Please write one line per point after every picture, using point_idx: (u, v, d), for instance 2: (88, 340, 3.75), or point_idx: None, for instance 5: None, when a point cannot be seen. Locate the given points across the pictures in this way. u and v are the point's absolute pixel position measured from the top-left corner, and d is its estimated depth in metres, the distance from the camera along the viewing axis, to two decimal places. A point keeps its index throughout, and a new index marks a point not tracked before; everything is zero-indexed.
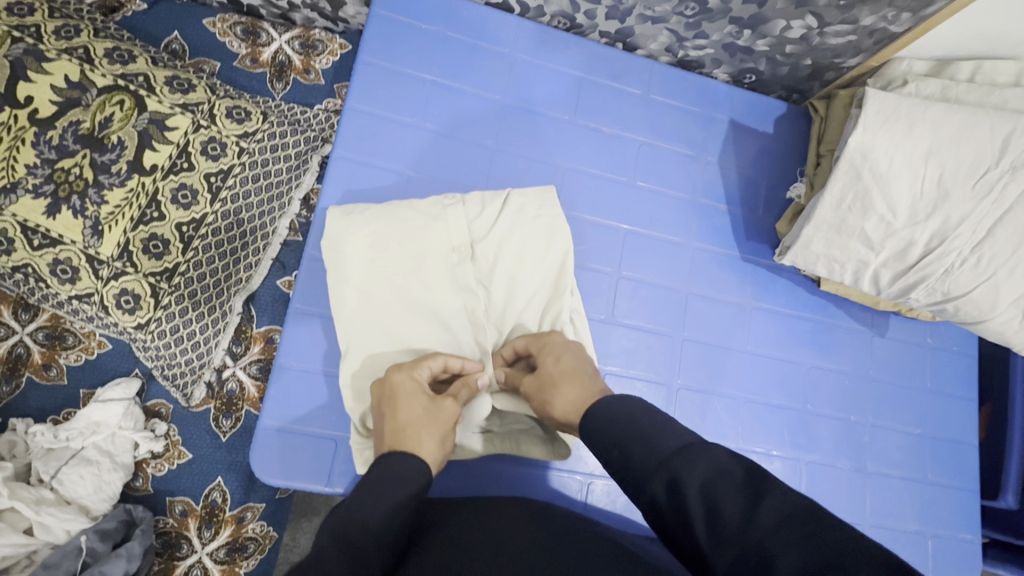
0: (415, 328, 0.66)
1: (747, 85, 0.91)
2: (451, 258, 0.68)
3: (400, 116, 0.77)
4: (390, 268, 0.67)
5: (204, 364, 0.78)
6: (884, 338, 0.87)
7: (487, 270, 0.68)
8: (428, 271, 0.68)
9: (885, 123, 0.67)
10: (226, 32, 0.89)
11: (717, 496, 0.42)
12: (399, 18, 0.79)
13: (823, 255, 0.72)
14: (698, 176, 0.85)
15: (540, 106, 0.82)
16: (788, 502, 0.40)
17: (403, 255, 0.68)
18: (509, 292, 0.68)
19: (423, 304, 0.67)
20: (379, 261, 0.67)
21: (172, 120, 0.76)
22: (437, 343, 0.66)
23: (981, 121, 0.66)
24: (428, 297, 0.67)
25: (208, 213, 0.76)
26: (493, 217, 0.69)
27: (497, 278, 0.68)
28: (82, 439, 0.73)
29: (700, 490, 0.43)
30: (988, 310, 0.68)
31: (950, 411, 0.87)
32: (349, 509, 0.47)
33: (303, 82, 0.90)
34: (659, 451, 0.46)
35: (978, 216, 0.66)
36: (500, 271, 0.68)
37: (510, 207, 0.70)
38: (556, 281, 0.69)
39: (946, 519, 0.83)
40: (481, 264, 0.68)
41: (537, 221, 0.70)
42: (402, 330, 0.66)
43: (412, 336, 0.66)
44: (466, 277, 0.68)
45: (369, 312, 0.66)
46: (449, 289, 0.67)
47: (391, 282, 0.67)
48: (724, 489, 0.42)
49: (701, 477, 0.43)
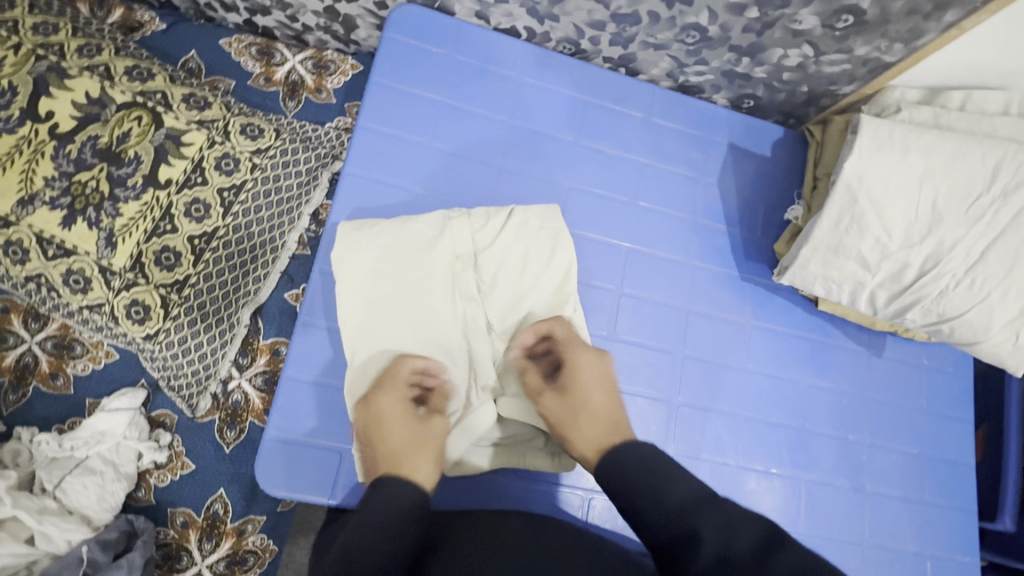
0: (418, 338, 0.67)
1: (746, 110, 0.93)
2: (455, 269, 0.69)
3: (409, 135, 0.79)
4: (396, 277, 0.68)
5: (211, 375, 0.78)
6: (881, 358, 0.89)
7: (491, 281, 0.70)
8: (433, 282, 0.69)
9: (880, 148, 0.69)
10: (241, 52, 0.92)
11: (731, 551, 0.45)
12: (410, 41, 0.82)
13: (820, 276, 0.74)
14: (698, 197, 0.87)
15: (546, 127, 0.84)
16: (799, 558, 0.44)
17: (408, 265, 0.69)
18: (510, 303, 0.69)
19: (427, 313, 0.68)
20: (384, 271, 0.68)
21: (188, 136, 0.77)
22: (440, 352, 0.67)
23: (972, 148, 0.68)
24: (432, 308, 0.68)
25: (219, 227, 0.78)
26: (496, 230, 0.71)
27: (501, 290, 0.69)
28: (87, 448, 0.74)
29: (716, 542, 0.46)
30: (982, 332, 0.69)
31: (947, 432, 0.88)
32: (360, 532, 0.48)
33: (315, 100, 0.93)
34: (670, 500, 0.49)
35: (971, 239, 0.68)
36: (504, 282, 0.70)
37: (514, 221, 0.71)
38: (559, 292, 0.70)
39: (945, 540, 0.83)
40: (482, 274, 0.70)
41: (539, 235, 0.71)
42: (407, 339, 0.67)
43: (416, 345, 0.67)
44: (469, 288, 0.69)
45: (375, 322, 0.67)
46: (451, 299, 0.69)
47: (396, 291, 0.68)
48: (738, 539, 0.46)
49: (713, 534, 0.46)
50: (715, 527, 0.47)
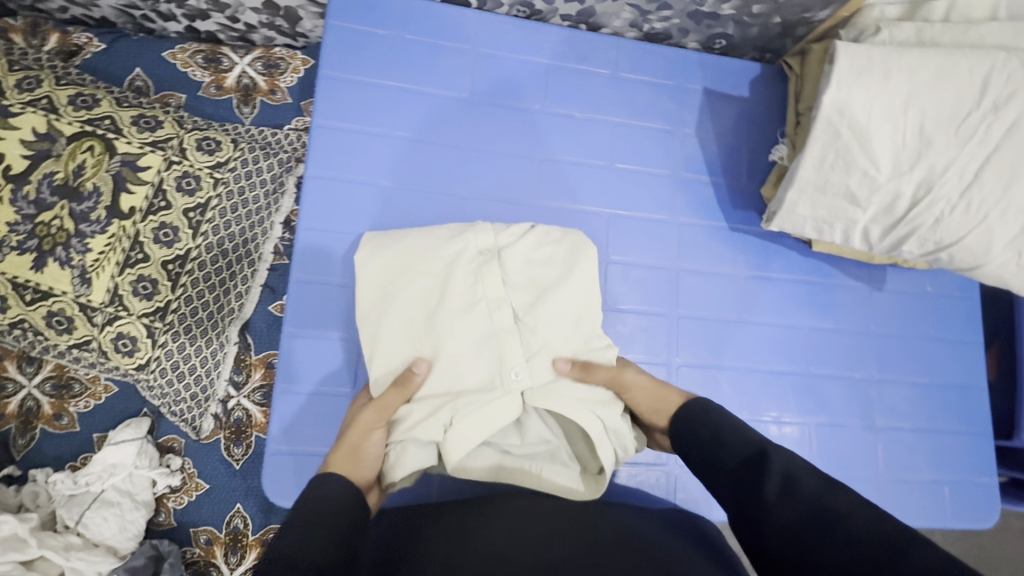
0: (436, 335, 0.62)
1: (719, 50, 0.89)
2: (478, 264, 0.65)
3: (368, 126, 0.76)
4: (418, 276, 0.65)
5: (209, 397, 0.79)
6: (883, 291, 0.86)
7: (513, 278, 0.65)
8: (452, 281, 0.64)
9: (859, 75, 0.64)
10: (187, 62, 0.88)
11: (795, 479, 0.49)
12: (355, 27, 0.78)
13: (810, 217, 0.71)
14: (676, 150, 0.84)
15: (514, 100, 0.81)
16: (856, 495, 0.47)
17: (429, 263, 0.65)
18: (539, 303, 0.64)
19: (450, 311, 0.63)
20: (389, 268, 0.65)
21: (144, 159, 0.75)
22: (466, 353, 0.62)
23: (958, 62, 0.64)
24: (451, 304, 0.64)
25: (191, 248, 0.76)
26: (518, 230, 0.67)
27: (527, 289, 0.65)
28: (101, 482, 0.75)
29: (782, 472, 0.50)
30: (982, 255, 0.66)
31: (958, 357, 0.86)
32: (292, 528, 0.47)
33: (270, 103, 0.90)
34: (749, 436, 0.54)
35: (963, 159, 0.64)
36: (530, 283, 0.65)
37: (538, 228, 0.68)
38: (584, 298, 0.66)
39: (961, 464, 0.83)
40: (508, 271, 0.65)
41: (561, 242, 0.67)
42: (426, 338, 0.63)
43: (439, 345, 0.62)
44: (495, 284, 0.64)
45: (390, 313, 0.63)
46: (473, 298, 0.64)
47: (417, 289, 0.64)
48: (802, 472, 0.49)
49: (779, 470, 0.50)
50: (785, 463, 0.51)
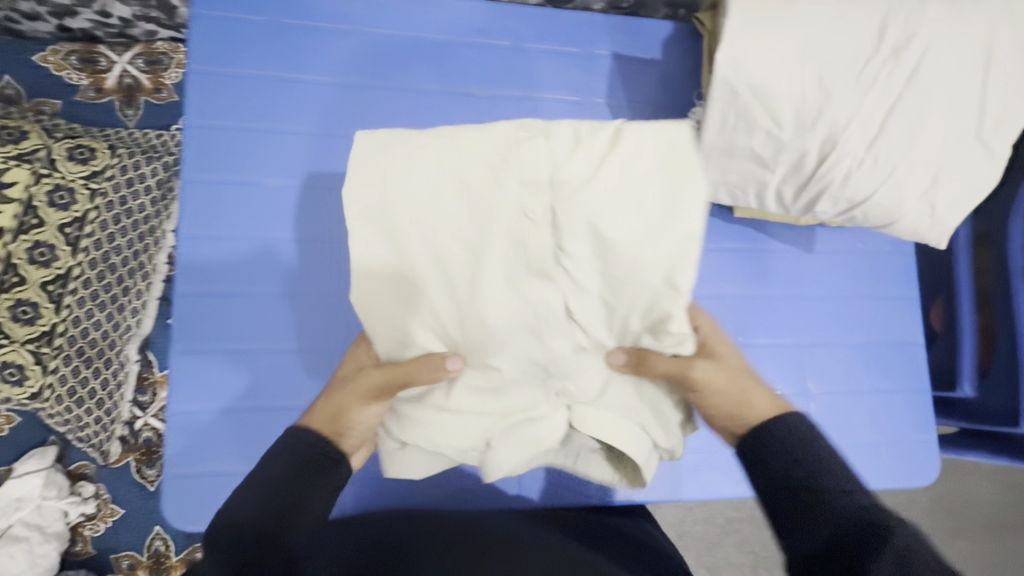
0: (463, 305, 0.50)
1: (628, 11, 0.84)
2: (525, 211, 0.48)
3: (254, 122, 0.71)
4: (445, 220, 0.48)
5: (115, 419, 0.77)
6: (813, 253, 0.84)
7: (574, 229, 0.48)
8: (493, 229, 0.49)
9: (751, 28, 0.59)
10: (62, 65, 0.83)
11: (910, 572, 0.38)
12: (227, 14, 0.72)
13: (719, 184, 0.67)
14: (587, 122, 0.79)
15: (405, 81, 0.75)
16: None
17: (463, 206, 0.48)
18: (609, 273, 0.49)
19: (478, 275, 0.49)
20: (426, 212, 0.48)
21: (6, 174, 0.64)
22: (501, 334, 0.50)
23: (852, 8, 0.60)
24: (484, 263, 0.49)
25: (72, 267, 0.69)
26: (595, 161, 0.48)
27: (588, 247, 0.48)
28: (7, 517, 0.70)
29: (899, 556, 0.39)
30: (894, 210, 0.62)
31: (893, 314, 0.84)
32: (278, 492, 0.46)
33: (155, 103, 0.84)
34: (862, 499, 0.44)
35: (867, 111, 0.59)
36: (591, 242, 0.48)
37: (618, 160, 0.47)
38: (665, 277, 0.48)
39: (898, 423, 0.81)
40: (564, 229, 0.48)
41: (655, 179, 0.47)
42: (447, 309, 0.50)
43: (465, 316, 0.50)
44: (539, 240, 0.48)
45: (405, 275, 0.49)
46: (507, 258, 0.49)
47: (443, 235, 0.49)
48: (925, 564, 0.38)
49: (901, 551, 0.39)
50: (897, 547, 0.39)
